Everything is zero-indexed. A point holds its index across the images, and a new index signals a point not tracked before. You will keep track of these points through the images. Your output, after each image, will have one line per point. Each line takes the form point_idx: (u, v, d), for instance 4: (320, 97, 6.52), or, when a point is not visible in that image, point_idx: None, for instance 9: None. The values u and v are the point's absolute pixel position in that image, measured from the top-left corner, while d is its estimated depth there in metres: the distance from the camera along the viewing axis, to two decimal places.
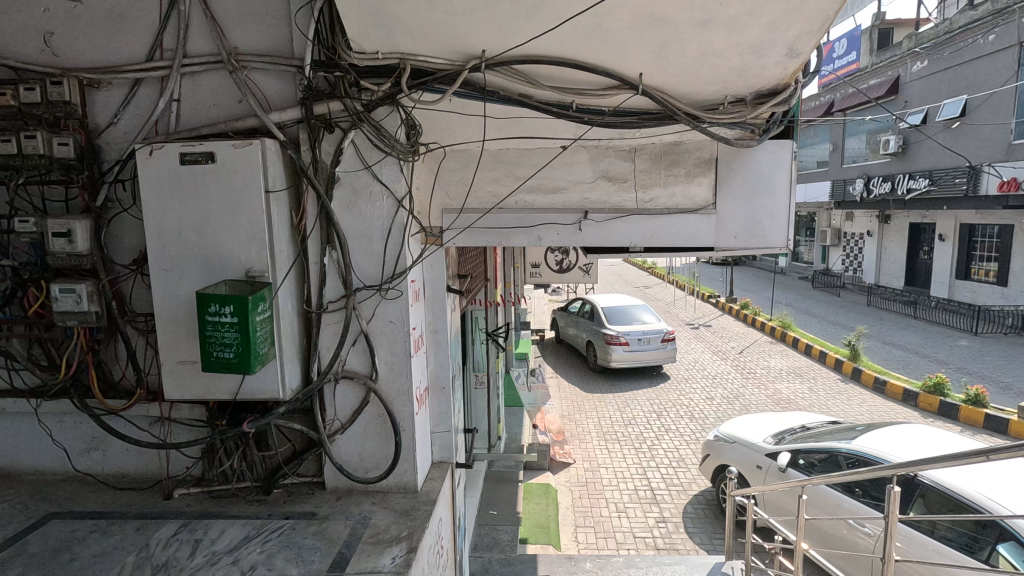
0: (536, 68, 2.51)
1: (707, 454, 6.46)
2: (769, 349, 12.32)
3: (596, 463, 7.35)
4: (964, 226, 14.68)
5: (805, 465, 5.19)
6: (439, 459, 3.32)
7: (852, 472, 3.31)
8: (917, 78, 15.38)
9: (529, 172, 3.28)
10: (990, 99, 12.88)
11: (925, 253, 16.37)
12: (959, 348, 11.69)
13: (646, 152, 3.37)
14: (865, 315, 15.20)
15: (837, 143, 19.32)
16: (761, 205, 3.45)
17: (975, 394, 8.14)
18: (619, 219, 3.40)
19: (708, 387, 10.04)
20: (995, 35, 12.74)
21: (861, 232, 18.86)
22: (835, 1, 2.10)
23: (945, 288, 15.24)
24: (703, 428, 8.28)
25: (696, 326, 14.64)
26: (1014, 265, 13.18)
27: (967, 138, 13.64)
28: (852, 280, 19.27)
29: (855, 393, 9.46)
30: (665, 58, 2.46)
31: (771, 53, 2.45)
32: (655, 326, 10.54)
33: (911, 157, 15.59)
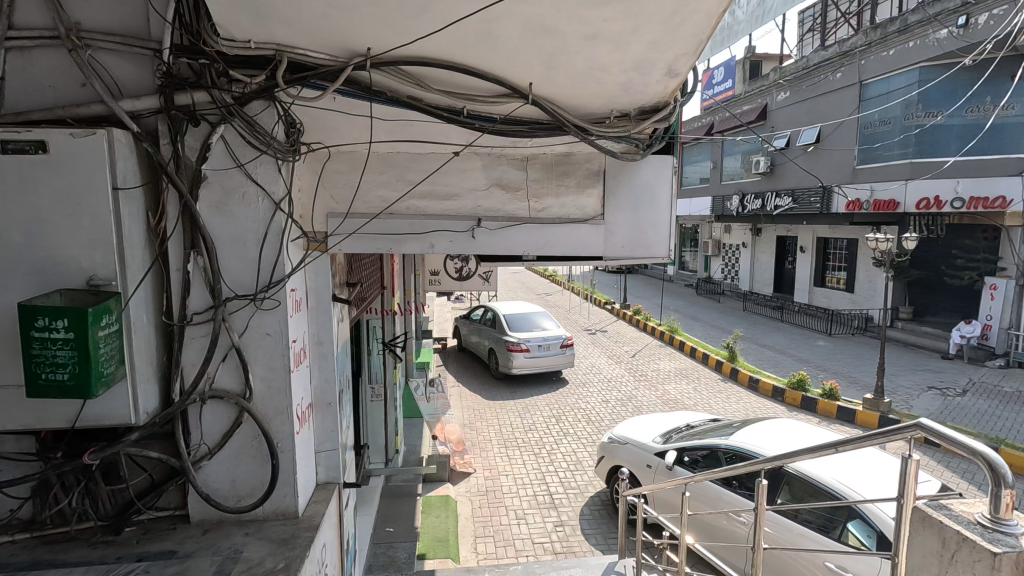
0: (424, 70, 2.44)
1: (602, 456, 6.68)
2: (659, 353, 13.09)
3: (496, 471, 7.34)
4: (821, 239, 16.57)
5: (690, 462, 5.53)
6: (325, 479, 3.11)
7: (728, 468, 3.54)
8: (782, 107, 17.21)
9: (421, 177, 3.20)
10: (840, 128, 14.73)
11: (789, 263, 18.30)
12: (817, 348, 13.17)
13: (538, 161, 3.44)
14: (742, 319, 16.64)
15: (716, 161, 21.10)
16: (645, 216, 3.63)
17: (829, 389, 9.22)
18: (512, 227, 3.41)
19: (604, 390, 10.45)
20: (842, 73, 14.62)
21: (737, 243, 20.70)
22: (708, 27, 2.23)
23: (805, 294, 17.09)
24: (599, 430, 8.58)
25: (593, 331, 15.22)
26: (859, 274, 15.07)
27: (821, 161, 15.46)
28: (730, 287, 21.07)
29: (733, 392, 10.29)
30: (554, 69, 2.49)
31: (652, 71, 2.57)
32: (554, 333, 10.80)
33: (779, 176, 17.37)
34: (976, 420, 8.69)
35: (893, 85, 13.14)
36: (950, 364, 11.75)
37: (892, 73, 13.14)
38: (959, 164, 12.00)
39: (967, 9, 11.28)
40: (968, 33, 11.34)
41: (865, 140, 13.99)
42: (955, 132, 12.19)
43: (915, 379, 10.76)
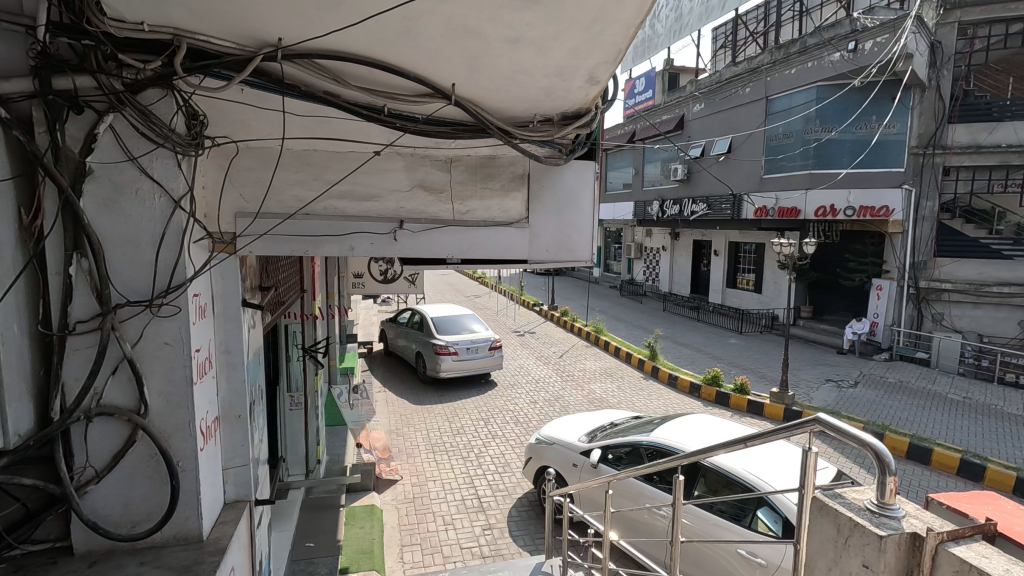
0: (341, 65, 2.33)
1: (530, 457, 6.73)
2: (584, 353, 13.41)
3: (423, 477, 7.21)
4: (732, 243, 17.66)
5: (614, 459, 5.69)
6: (234, 498, 2.90)
7: (649, 464, 3.65)
8: (697, 118, 18.20)
9: (339, 177, 3.07)
10: (748, 139, 15.78)
11: (705, 265, 19.34)
12: (730, 345, 13.99)
13: (462, 164, 3.41)
14: (662, 319, 17.40)
15: (637, 168, 21.95)
16: (568, 220, 3.70)
17: (741, 384, 9.80)
18: (436, 230, 3.36)
19: (532, 391, 10.55)
20: (750, 88, 15.68)
21: (658, 247, 21.65)
22: (626, 37, 2.28)
23: (718, 295, 18.12)
24: (527, 431, 8.66)
25: (521, 333, 15.36)
26: (766, 276, 16.20)
27: (733, 171, 16.50)
28: (651, 288, 22.00)
29: (654, 389, 10.72)
30: (477, 70, 2.47)
31: (574, 77, 2.61)
32: (483, 335, 10.78)
33: (694, 184, 18.36)
34: (866, 409, 9.58)
35: (794, 101, 14.23)
36: (844, 358, 12.89)
37: (793, 90, 14.24)
38: (851, 176, 13.34)
39: (856, 36, 12.48)
40: (856, 57, 12.54)
41: (771, 151, 15.04)
42: (847, 146, 13.38)
43: (814, 373, 11.69)
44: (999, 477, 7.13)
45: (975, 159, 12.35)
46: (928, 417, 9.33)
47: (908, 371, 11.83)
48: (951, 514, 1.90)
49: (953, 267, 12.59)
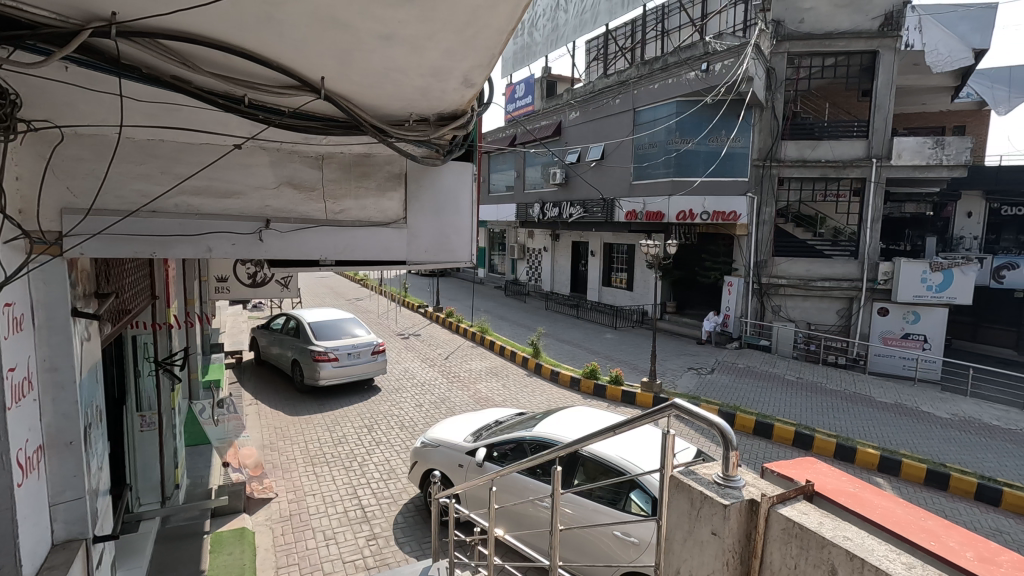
0: (191, 48, 2.11)
1: (415, 461, 6.63)
2: (470, 353, 13.50)
3: (301, 492, 6.79)
4: (607, 244, 18.77)
5: (499, 456, 5.79)
6: (65, 538, 2.52)
7: (528, 459, 3.76)
8: (573, 125, 19.09)
9: (192, 170, 2.80)
10: (620, 147, 16.89)
11: (582, 265, 20.36)
12: (606, 340, 14.87)
13: (335, 161, 3.28)
14: (544, 317, 18.02)
15: (519, 171, 22.53)
16: (448, 221, 3.71)
17: (616, 376, 10.48)
18: (306, 230, 3.20)
19: (417, 394, 10.39)
20: (620, 99, 16.76)
21: (539, 247, 22.40)
22: (498, 42, 2.33)
23: (596, 293, 19.19)
24: (413, 435, 8.51)
25: (406, 335, 15.06)
26: (637, 275, 17.44)
27: (606, 176, 17.56)
28: (533, 287, 22.72)
29: (537, 385, 11.08)
30: (348, 65, 2.38)
31: (449, 79, 2.62)
32: (365, 339, 10.40)
33: (572, 187, 19.25)
34: (722, 393, 10.69)
35: (658, 114, 15.44)
36: (703, 348, 14.27)
37: (657, 103, 15.45)
38: (705, 183, 14.80)
39: (708, 58, 13.83)
40: (709, 77, 13.88)
41: (639, 158, 16.20)
42: (702, 156, 14.78)
43: (678, 362, 12.81)
44: (823, 445, 8.40)
45: (803, 171, 14.40)
46: (770, 397, 10.65)
47: (754, 357, 13.41)
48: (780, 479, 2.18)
49: (786, 265, 14.60)
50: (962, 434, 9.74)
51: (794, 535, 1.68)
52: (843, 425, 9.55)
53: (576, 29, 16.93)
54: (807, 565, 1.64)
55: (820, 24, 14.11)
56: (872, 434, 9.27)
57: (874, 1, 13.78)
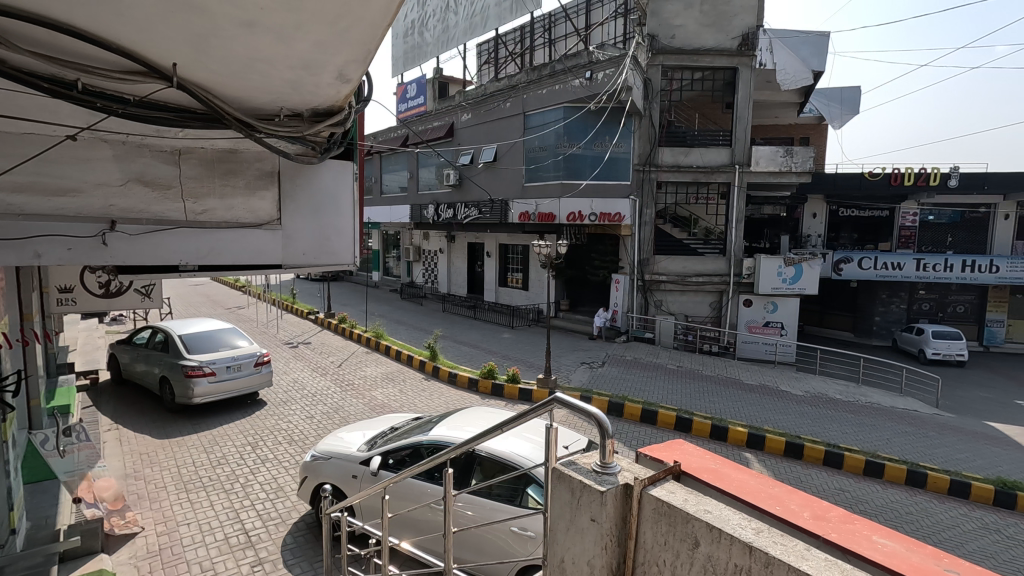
0: (7, 24, 1.83)
1: (305, 476, 6.27)
2: (365, 359, 13.04)
3: (172, 522, 6.16)
4: (501, 245, 19.04)
5: (395, 463, 5.63)
6: None
7: (420, 464, 3.69)
8: (465, 127, 19.10)
9: (12, 164, 2.55)
10: (511, 149, 17.20)
11: (479, 266, 20.47)
12: (503, 340, 15.07)
13: (195, 156, 3.13)
14: (441, 319, 17.89)
15: (412, 172, 22.17)
16: (327, 222, 3.65)
17: (513, 374, 10.65)
18: (161, 233, 3.06)
19: (308, 406, 9.83)
20: (510, 103, 17.05)
21: (435, 249, 22.19)
22: (373, 37, 2.25)
23: (493, 293, 19.39)
24: (303, 449, 8.04)
25: (294, 344, 14.24)
26: (531, 275, 17.90)
27: (499, 178, 17.76)
28: (430, 290, 22.47)
29: (435, 388, 10.96)
30: (205, 53, 2.19)
31: (322, 72, 2.48)
32: (247, 351, 9.64)
33: (466, 189, 19.23)
34: (611, 384, 11.29)
35: (548, 118, 15.88)
36: (594, 343, 14.93)
37: (546, 108, 15.91)
38: (590, 186, 15.49)
39: (592, 66, 14.52)
40: (592, 85, 14.57)
41: (530, 161, 16.59)
42: (589, 160, 15.44)
43: (572, 358, 13.30)
44: (701, 427, 9.14)
45: (677, 175, 15.64)
46: (655, 386, 11.41)
47: (641, 349, 14.30)
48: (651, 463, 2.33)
49: (666, 263, 15.73)
50: (813, 409, 11.08)
51: (663, 514, 1.80)
52: (717, 407, 10.49)
53: (467, 31, 17.00)
54: (675, 539, 1.77)
55: (689, 41, 15.36)
56: (741, 413, 10.26)
57: (733, 23, 15.25)
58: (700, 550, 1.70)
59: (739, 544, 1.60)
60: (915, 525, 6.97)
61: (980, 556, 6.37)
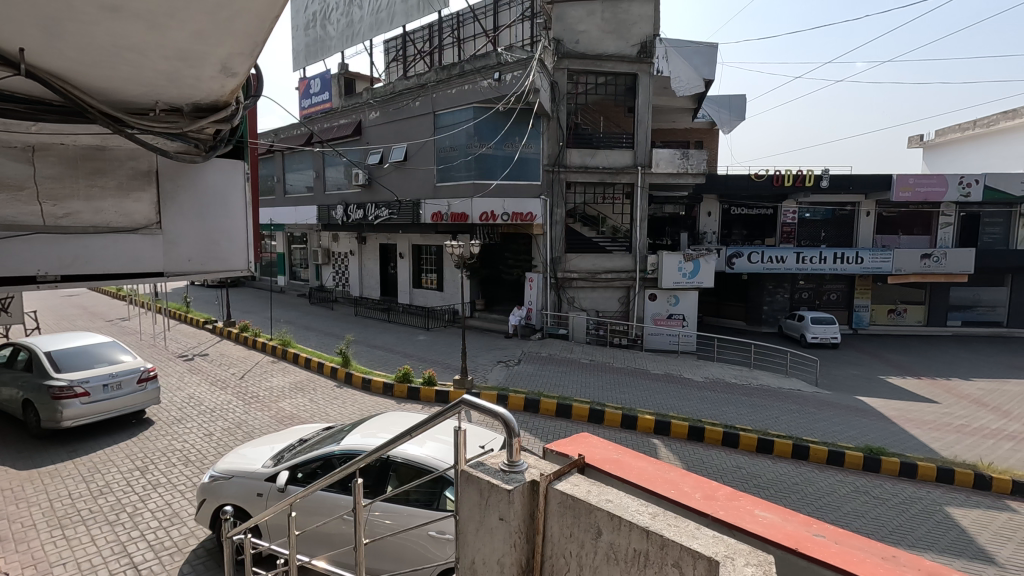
0: None
1: (203, 499, 5.82)
2: (270, 369, 12.31)
3: (43, 565, 5.46)
4: (414, 246, 18.72)
5: (304, 477, 5.37)
6: None
7: (327, 477, 3.52)
8: (373, 125, 18.48)
9: None
10: (421, 149, 16.90)
11: (392, 268, 20.04)
12: (418, 342, 14.83)
13: (54, 154, 2.96)
14: (353, 323, 17.29)
15: (318, 171, 21.20)
16: (215, 225, 3.60)
17: (429, 376, 10.51)
18: (15, 239, 2.89)
19: (206, 422, 9.12)
20: (420, 102, 16.75)
21: (345, 251, 21.41)
22: (260, 29, 2.11)
23: (407, 295, 19.03)
24: (201, 470, 7.45)
25: (189, 357, 13.15)
26: (445, 276, 17.79)
27: (409, 178, 17.40)
28: (341, 293, 21.64)
29: (348, 396, 10.58)
30: (59, 40, 1.97)
31: (204, 66, 2.31)
32: (129, 366, 8.76)
33: (375, 189, 18.63)
34: (527, 381, 11.47)
35: (458, 118, 15.81)
36: (509, 341, 15.08)
37: (456, 108, 15.82)
38: (501, 186, 15.63)
39: (500, 68, 14.62)
40: (500, 86, 14.71)
41: (440, 161, 16.42)
42: (500, 160, 15.56)
43: (488, 357, 13.37)
44: (612, 418, 9.52)
45: (585, 176, 16.22)
46: (568, 380, 11.75)
47: (555, 345, 14.68)
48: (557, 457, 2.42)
49: (577, 260, 16.28)
50: (713, 394, 11.90)
51: (569, 506, 1.86)
52: (627, 397, 10.99)
53: (372, 27, 16.55)
54: (579, 530, 1.83)
55: (592, 46, 15.94)
56: (649, 402, 10.80)
57: (632, 31, 16.00)
58: (603, 539, 1.77)
59: (638, 530, 1.68)
60: (799, 494, 7.70)
61: (853, 518, 7.16)
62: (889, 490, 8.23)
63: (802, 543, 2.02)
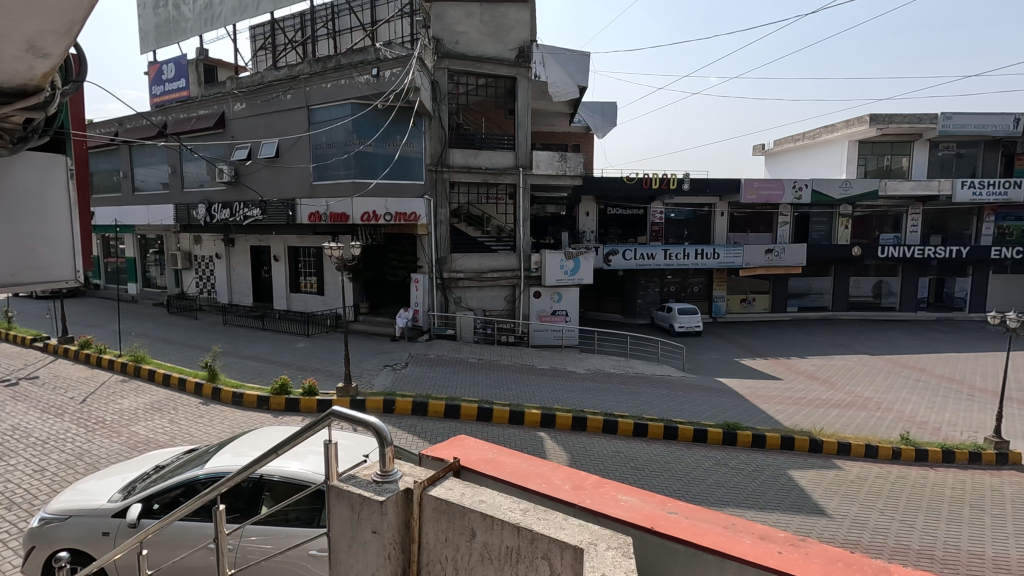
0: None
1: (32, 547, 5.00)
2: (119, 390, 10.86)
3: None
4: (290, 248, 17.57)
5: (162, 507, 4.82)
6: None
7: (178, 511, 3.13)
8: (238, 118, 16.95)
9: None
10: (294, 146, 15.84)
11: (266, 271, 18.71)
12: (297, 350, 13.95)
13: None
14: (221, 334, 15.82)
15: (174, 167, 19.04)
16: (31, 230, 3.16)
17: (309, 386, 9.96)
18: None
19: (36, 457, 7.83)
20: (291, 95, 15.69)
21: (210, 254, 19.54)
22: (79, 8, 1.91)
23: (284, 300, 17.82)
24: (28, 513, 6.38)
25: (12, 382, 11.18)
26: (325, 279, 16.97)
27: (282, 176, 16.22)
28: (206, 301, 19.71)
29: (215, 413, 9.66)
30: None
31: (4, 45, 1.96)
32: None
33: (243, 187, 17.09)
34: (414, 385, 11.24)
35: (333, 114, 15.15)
36: (396, 344, 14.71)
37: (331, 103, 15.13)
38: (382, 185, 15.23)
39: (378, 64, 14.35)
40: (379, 83, 14.37)
41: (316, 159, 15.55)
42: (381, 158, 15.13)
43: (374, 362, 12.94)
44: (500, 415, 9.66)
45: (468, 176, 16.29)
46: (458, 381, 11.74)
47: (443, 346, 14.60)
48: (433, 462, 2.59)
49: (463, 260, 16.35)
50: (595, 385, 12.55)
51: (442, 511, 1.86)
52: (515, 394, 11.23)
53: (236, 11, 15.26)
54: (453, 534, 1.84)
55: (471, 48, 16.06)
56: (537, 397, 11.12)
57: (511, 35, 16.34)
58: (477, 540, 1.79)
59: (509, 527, 1.72)
60: (671, 471, 8.40)
61: (717, 488, 7.94)
62: (744, 460, 9.26)
63: (655, 521, 2.43)
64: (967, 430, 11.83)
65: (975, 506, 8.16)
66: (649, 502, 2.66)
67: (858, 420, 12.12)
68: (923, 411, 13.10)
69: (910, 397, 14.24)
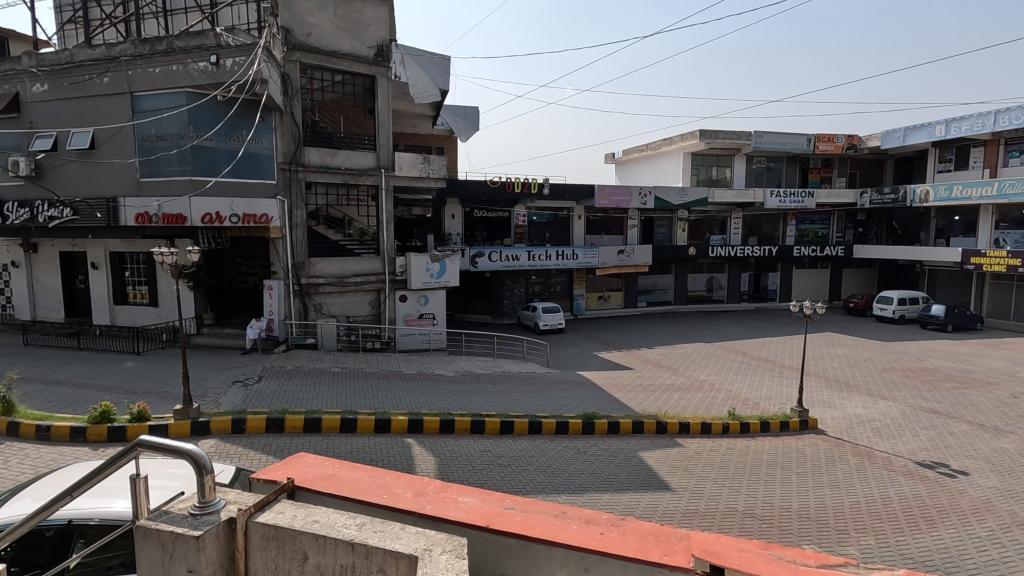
0: None
1: None
2: None
3: None
4: (113, 254, 15.30)
5: None
6: None
7: None
8: (39, 101, 14.27)
9: None
10: (114, 137, 13.83)
11: (82, 281, 16.06)
12: (124, 371, 12.18)
13: None
14: (21, 357, 13.27)
15: None
16: None
17: (139, 411, 8.75)
18: None
19: None
20: (109, 79, 13.64)
21: (2, 263, 16.27)
22: None
23: (106, 315, 15.46)
24: None
25: None
26: (159, 288, 15.11)
27: (99, 171, 14.04)
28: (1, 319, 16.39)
29: (12, 452, 8.08)
30: None
31: None
32: None
33: (47, 183, 14.43)
34: (269, 400, 10.38)
35: (163, 103, 13.53)
36: (248, 356, 13.57)
37: (159, 90, 13.50)
38: (222, 184, 13.85)
39: (217, 51, 13.10)
40: (218, 72, 13.16)
41: (142, 153, 13.73)
42: (223, 155, 13.83)
43: (220, 378, 11.72)
44: (365, 425, 9.31)
45: (326, 176, 15.44)
46: (317, 392, 11.08)
47: (302, 356, 13.73)
48: (266, 485, 2.63)
49: (322, 265, 15.54)
50: (462, 386, 12.67)
51: (270, 538, 1.89)
52: (382, 401, 10.90)
53: None
54: (284, 560, 1.88)
55: (325, 42, 15.27)
56: (404, 403, 10.91)
57: (367, 32, 15.88)
58: (309, 562, 1.84)
59: (343, 545, 1.79)
60: (534, 464, 8.74)
61: (581, 476, 8.44)
62: (601, 447, 9.94)
63: (490, 519, 2.57)
64: (779, 403, 13.89)
65: (784, 467, 9.61)
66: (488, 499, 2.81)
67: (694, 401, 13.63)
68: (746, 389, 15.11)
69: (735, 377, 16.38)
